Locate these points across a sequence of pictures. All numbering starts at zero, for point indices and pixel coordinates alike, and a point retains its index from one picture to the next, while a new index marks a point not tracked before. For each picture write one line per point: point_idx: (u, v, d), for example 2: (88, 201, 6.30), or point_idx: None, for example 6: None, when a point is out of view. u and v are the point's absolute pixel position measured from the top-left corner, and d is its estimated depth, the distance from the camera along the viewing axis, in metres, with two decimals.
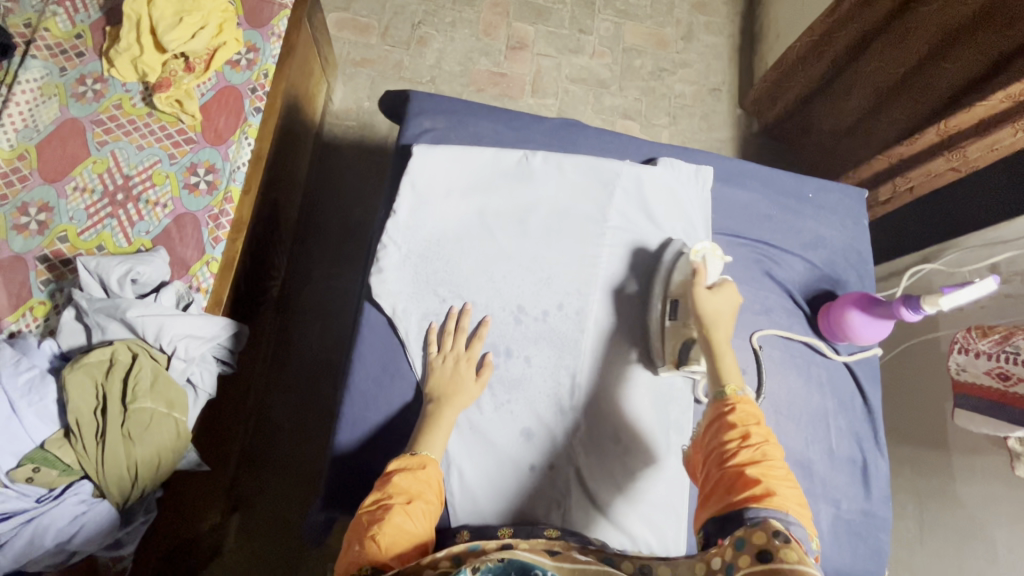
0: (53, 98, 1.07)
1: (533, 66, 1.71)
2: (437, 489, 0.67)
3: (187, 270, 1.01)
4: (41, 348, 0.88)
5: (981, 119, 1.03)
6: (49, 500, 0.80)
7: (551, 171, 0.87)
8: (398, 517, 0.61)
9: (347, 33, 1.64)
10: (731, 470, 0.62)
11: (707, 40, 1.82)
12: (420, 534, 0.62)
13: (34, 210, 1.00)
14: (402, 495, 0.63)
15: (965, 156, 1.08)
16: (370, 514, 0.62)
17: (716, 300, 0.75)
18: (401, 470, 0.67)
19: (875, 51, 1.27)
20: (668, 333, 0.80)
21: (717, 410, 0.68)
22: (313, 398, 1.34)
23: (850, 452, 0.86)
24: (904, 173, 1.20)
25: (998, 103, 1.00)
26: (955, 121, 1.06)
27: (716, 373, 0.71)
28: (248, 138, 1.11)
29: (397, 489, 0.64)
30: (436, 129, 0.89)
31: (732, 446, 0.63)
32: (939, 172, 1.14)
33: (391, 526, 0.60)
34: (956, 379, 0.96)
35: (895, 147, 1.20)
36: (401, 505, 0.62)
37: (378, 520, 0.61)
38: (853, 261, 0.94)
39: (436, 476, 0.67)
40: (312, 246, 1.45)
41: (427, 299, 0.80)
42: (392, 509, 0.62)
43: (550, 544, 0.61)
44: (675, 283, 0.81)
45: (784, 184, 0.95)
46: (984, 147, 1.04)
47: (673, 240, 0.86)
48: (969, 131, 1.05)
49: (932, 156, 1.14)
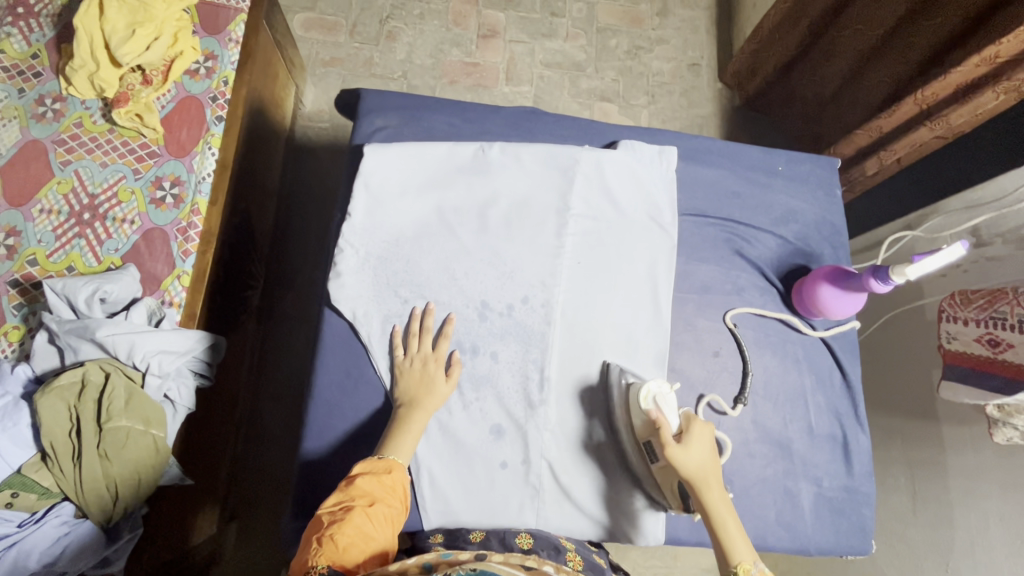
0: (13, 121, 1.06)
1: (506, 54, 1.68)
2: (401, 495, 0.67)
3: (159, 285, 1.00)
4: (15, 373, 0.88)
5: (960, 85, 1.00)
6: (31, 524, 0.81)
7: (509, 162, 0.85)
8: (358, 520, 0.61)
9: (315, 33, 1.62)
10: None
11: (683, 14, 1.78)
12: (381, 539, 0.62)
13: (2, 235, 1.00)
14: (364, 498, 0.64)
15: (948, 124, 1.05)
16: (331, 514, 0.62)
17: (689, 453, 0.68)
18: (366, 473, 0.66)
19: (851, 15, 1.22)
20: (661, 479, 0.74)
21: None
22: (301, 405, 1.34)
23: (830, 429, 0.84)
24: (888, 147, 1.16)
25: (974, 68, 0.96)
26: (933, 89, 1.02)
27: (722, 553, 0.65)
28: (212, 148, 1.09)
29: (360, 492, 0.64)
30: (389, 127, 0.87)
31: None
32: (924, 142, 1.11)
33: (350, 527, 0.60)
34: (946, 349, 0.94)
35: (875, 120, 1.16)
36: (363, 507, 0.63)
37: (337, 521, 0.61)
38: (826, 233, 0.92)
39: (401, 480, 0.67)
40: (291, 252, 1.44)
41: (389, 300, 0.79)
42: (353, 511, 0.62)
43: (523, 560, 0.61)
44: (639, 430, 0.74)
45: (752, 159, 0.93)
46: (967, 113, 1.01)
47: (612, 366, 0.80)
48: (949, 98, 1.02)
49: (913, 127, 1.10)
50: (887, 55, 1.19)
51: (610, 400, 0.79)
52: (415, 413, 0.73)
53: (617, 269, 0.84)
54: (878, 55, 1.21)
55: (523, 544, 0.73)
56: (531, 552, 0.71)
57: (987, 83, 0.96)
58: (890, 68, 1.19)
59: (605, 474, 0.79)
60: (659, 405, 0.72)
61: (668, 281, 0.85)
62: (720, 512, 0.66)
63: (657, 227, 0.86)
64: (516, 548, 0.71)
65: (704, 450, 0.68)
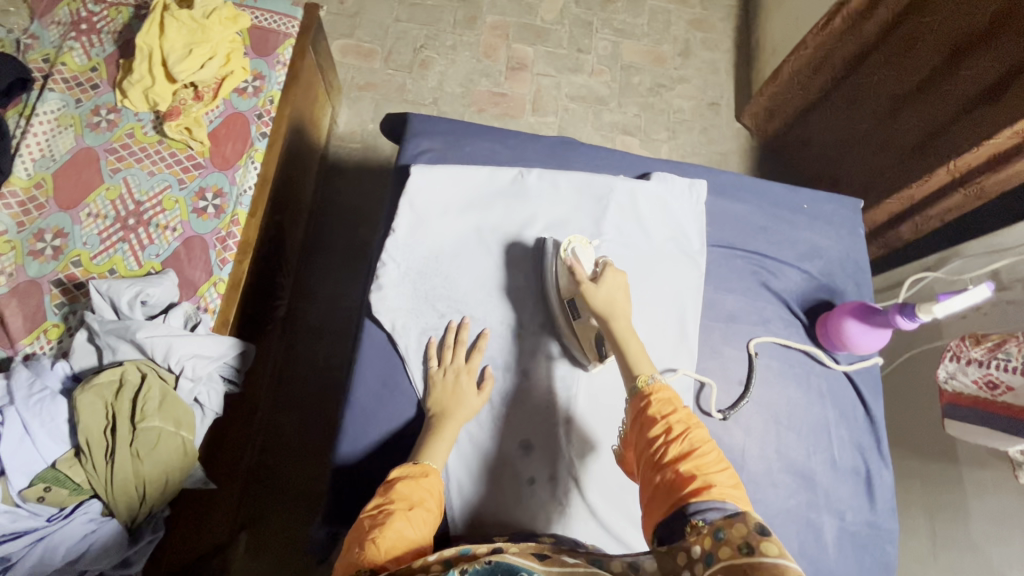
0: (68, 129, 1.11)
1: (533, 86, 1.75)
2: (439, 499, 0.67)
3: (195, 292, 1.03)
4: (53, 369, 0.90)
5: (992, 155, 1.03)
6: (60, 519, 0.82)
7: (545, 188, 0.89)
8: (399, 523, 0.61)
9: (351, 59, 1.69)
10: (670, 472, 0.60)
11: (704, 56, 1.85)
12: (421, 540, 0.62)
13: (50, 236, 1.04)
14: (403, 502, 0.64)
15: (982, 189, 1.08)
16: (372, 517, 0.62)
17: (602, 292, 0.75)
18: (404, 479, 0.67)
19: (878, 62, 1.30)
20: (580, 333, 0.81)
21: (635, 408, 0.67)
22: (319, 416, 1.35)
23: (854, 463, 0.85)
24: (926, 211, 1.19)
25: (1006, 140, 1.00)
26: (965, 159, 1.07)
27: (626, 365, 0.70)
28: (255, 162, 1.14)
29: (400, 495, 0.65)
30: (433, 150, 0.91)
31: (664, 446, 0.62)
32: (958, 205, 1.13)
33: (392, 529, 0.60)
34: (947, 388, 0.97)
35: (907, 188, 1.21)
36: (403, 511, 0.63)
37: (379, 524, 0.61)
38: (850, 270, 0.94)
39: (437, 486, 0.68)
40: (318, 264, 1.48)
41: (426, 314, 0.82)
42: (393, 514, 0.62)
43: (542, 548, 0.60)
44: (563, 288, 0.81)
45: (779, 197, 0.96)
46: (1000, 180, 1.04)
47: (547, 240, 0.86)
48: (981, 166, 1.06)
49: (948, 193, 1.14)
50: (914, 106, 1.22)
51: (539, 263, 0.86)
52: (449, 423, 0.74)
53: (519, 282, 0.86)
54: (903, 106, 1.25)
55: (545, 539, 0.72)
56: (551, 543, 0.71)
57: (1018, 153, 0.99)
58: (917, 118, 1.22)
59: (602, 415, 0.84)
60: (578, 256, 0.80)
61: (695, 311, 0.87)
62: (626, 335, 0.73)
63: (686, 256, 0.89)
64: (539, 539, 0.72)
65: (614, 290, 0.76)
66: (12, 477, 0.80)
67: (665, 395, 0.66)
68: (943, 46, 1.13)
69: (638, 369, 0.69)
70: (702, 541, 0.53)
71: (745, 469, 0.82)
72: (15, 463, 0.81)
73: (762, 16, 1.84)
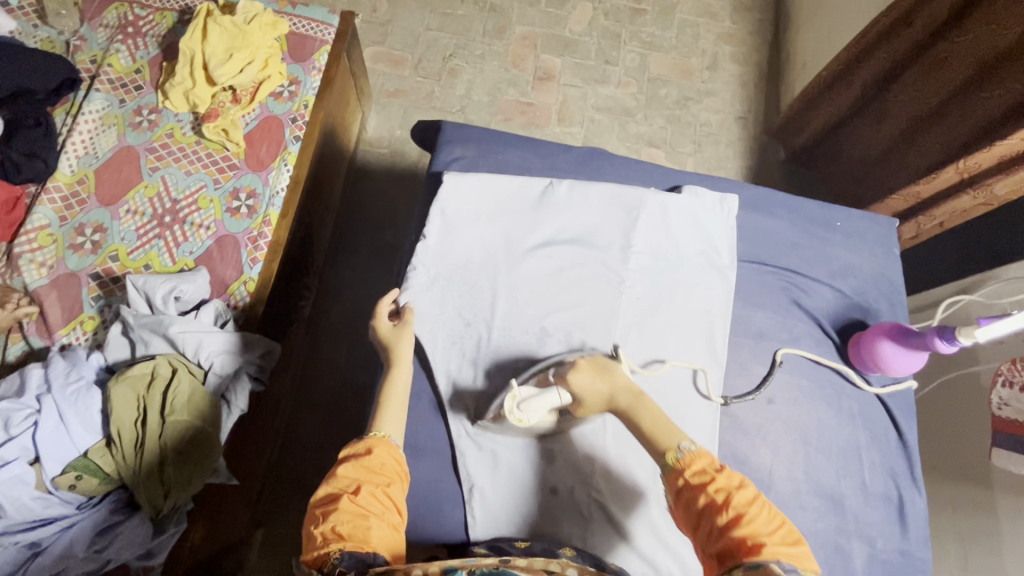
0: (112, 128, 1.15)
1: (560, 96, 1.76)
2: (392, 468, 0.67)
3: (226, 289, 1.06)
4: (88, 360, 0.93)
5: (1003, 157, 1.07)
6: (88, 508, 0.85)
7: (575, 198, 0.89)
8: (351, 508, 0.61)
9: (382, 65, 1.72)
10: (724, 544, 0.58)
11: (733, 70, 1.84)
12: (379, 512, 0.63)
13: (90, 231, 1.07)
14: (351, 485, 0.63)
15: (991, 192, 1.12)
16: (323, 505, 0.62)
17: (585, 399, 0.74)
18: (349, 456, 0.66)
19: (909, 80, 1.27)
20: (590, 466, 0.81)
21: (674, 479, 0.64)
22: (338, 416, 1.36)
23: (886, 488, 0.83)
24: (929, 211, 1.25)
25: (1017, 143, 1.03)
26: (975, 161, 1.11)
27: (653, 442, 0.68)
28: (288, 164, 1.16)
29: (347, 480, 0.64)
30: (465, 157, 0.93)
31: (711, 516, 0.59)
32: (968, 208, 1.19)
33: (344, 516, 0.61)
34: (998, 415, 0.97)
35: (914, 186, 1.27)
36: (351, 494, 0.62)
37: (331, 511, 0.61)
38: (884, 290, 0.92)
39: (385, 457, 0.67)
40: (341, 266, 1.49)
41: (453, 321, 0.83)
42: (342, 501, 0.62)
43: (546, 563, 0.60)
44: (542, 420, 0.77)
45: (812, 213, 0.95)
46: (1010, 184, 1.08)
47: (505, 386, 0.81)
48: (992, 169, 1.10)
49: (958, 192, 1.18)
50: (939, 121, 1.21)
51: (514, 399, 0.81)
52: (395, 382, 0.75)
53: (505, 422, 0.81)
54: (927, 122, 1.25)
55: (563, 548, 0.72)
56: (574, 558, 0.71)
57: None
58: (939, 136, 1.21)
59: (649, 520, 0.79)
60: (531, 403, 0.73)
61: (724, 324, 0.86)
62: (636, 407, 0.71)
63: (716, 269, 0.89)
64: (560, 554, 0.71)
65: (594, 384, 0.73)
66: (47, 463, 0.81)
67: (703, 461, 0.63)
68: (966, 64, 1.12)
69: (666, 442, 0.67)
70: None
71: (772, 490, 0.80)
72: (49, 450, 0.82)
73: (794, 31, 1.82)
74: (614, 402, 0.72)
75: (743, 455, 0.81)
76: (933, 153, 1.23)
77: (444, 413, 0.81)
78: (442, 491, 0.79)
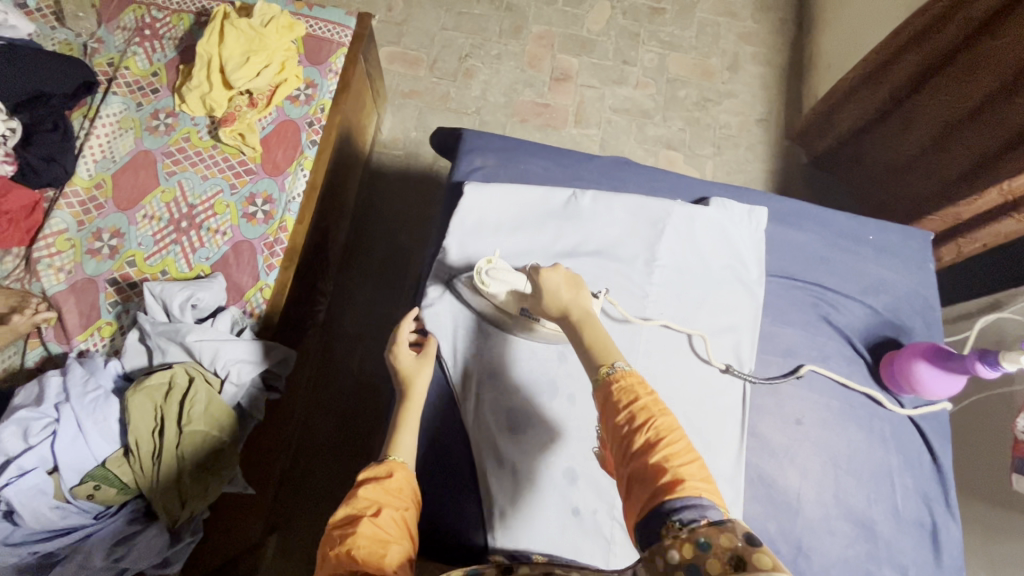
0: (129, 131, 1.15)
1: (576, 97, 1.73)
2: (408, 495, 0.66)
3: (242, 295, 1.05)
4: (107, 367, 0.93)
5: None
6: (107, 517, 0.84)
7: (600, 210, 0.88)
8: (369, 530, 0.59)
9: (397, 66, 1.70)
10: (641, 465, 0.54)
11: (754, 70, 1.80)
12: (397, 538, 0.60)
13: (107, 236, 1.07)
14: (371, 506, 0.62)
15: None
16: (341, 528, 0.60)
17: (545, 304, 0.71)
18: (368, 480, 0.66)
19: (942, 83, 1.23)
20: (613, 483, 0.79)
21: (601, 396, 0.59)
22: (352, 421, 1.36)
23: (919, 514, 0.80)
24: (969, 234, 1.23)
25: None
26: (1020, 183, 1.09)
27: (590, 357, 0.63)
28: (304, 169, 1.15)
29: (366, 500, 0.63)
30: (486, 166, 0.91)
31: (632, 434, 0.55)
32: (1008, 231, 1.17)
33: (363, 536, 0.58)
34: None
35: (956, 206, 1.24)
36: (371, 515, 0.61)
37: (348, 534, 0.59)
38: (918, 307, 0.90)
39: (404, 482, 0.67)
40: (357, 270, 1.49)
41: (477, 334, 0.84)
42: (362, 521, 0.60)
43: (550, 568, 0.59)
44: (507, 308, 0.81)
45: (842, 226, 0.94)
46: None
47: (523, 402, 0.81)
48: None
49: (1000, 215, 1.16)
50: (971, 127, 1.18)
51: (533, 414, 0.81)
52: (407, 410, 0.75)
53: (526, 435, 0.80)
54: (961, 128, 1.20)
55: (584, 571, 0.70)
56: None
57: None
58: (972, 142, 1.18)
59: None
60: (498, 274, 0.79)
61: (751, 341, 0.84)
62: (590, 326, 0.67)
63: (742, 284, 0.86)
64: None
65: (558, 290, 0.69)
66: (64, 474, 0.82)
67: (633, 379, 0.59)
68: (1003, 68, 1.08)
69: (602, 357, 0.62)
70: (682, 546, 0.48)
71: (800, 514, 0.77)
72: (68, 460, 0.82)
73: (818, 30, 1.78)
74: (569, 310, 0.69)
75: (771, 478, 0.79)
76: (964, 159, 1.21)
77: (466, 421, 0.80)
78: (463, 509, 0.78)
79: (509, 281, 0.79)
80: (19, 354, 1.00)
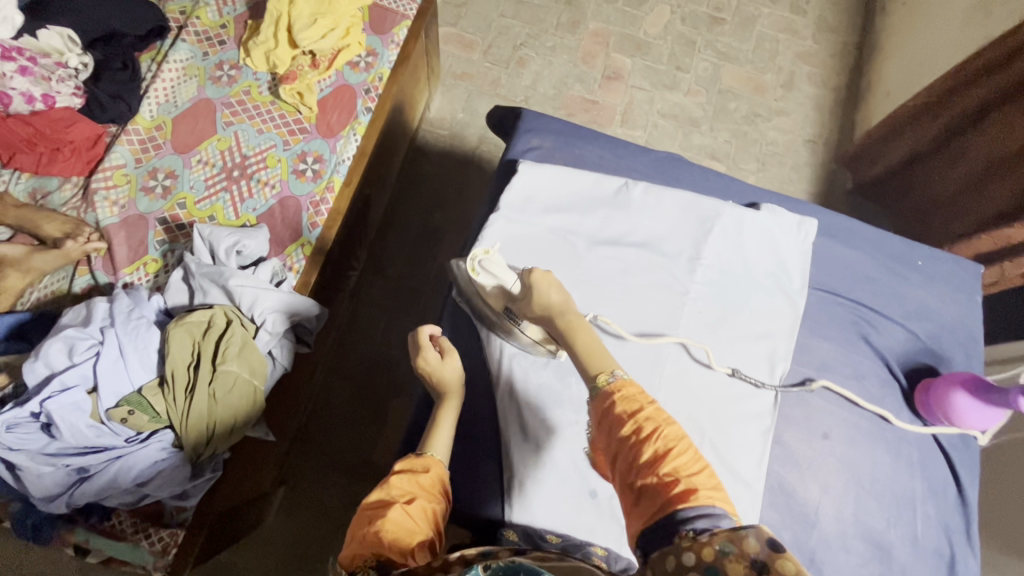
0: (193, 79, 1.18)
1: (625, 98, 1.73)
2: (439, 492, 0.66)
3: (284, 249, 1.08)
4: (150, 301, 0.96)
5: None
6: (136, 442, 0.86)
7: (650, 203, 0.89)
8: (399, 517, 0.60)
9: (453, 47, 1.72)
10: (650, 477, 0.54)
11: (808, 91, 1.78)
12: (425, 531, 0.61)
13: (162, 175, 1.10)
14: (403, 495, 0.63)
15: None
16: (373, 509, 0.62)
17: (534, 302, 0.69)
18: (404, 471, 0.67)
19: (1002, 119, 1.20)
20: None
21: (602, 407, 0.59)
22: (370, 387, 1.38)
23: (938, 543, 0.79)
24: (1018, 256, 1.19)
25: None
26: None
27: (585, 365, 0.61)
28: (356, 134, 1.18)
29: (398, 489, 0.64)
30: (542, 148, 0.93)
31: (638, 444, 0.55)
32: None
33: (391, 522, 0.59)
34: None
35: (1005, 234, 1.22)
36: (401, 504, 0.62)
37: (378, 516, 0.61)
38: (961, 339, 0.89)
39: (436, 480, 0.67)
40: (391, 241, 1.51)
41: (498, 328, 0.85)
42: (392, 507, 0.61)
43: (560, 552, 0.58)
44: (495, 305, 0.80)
45: (893, 249, 0.93)
46: None
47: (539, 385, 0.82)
48: None
49: None
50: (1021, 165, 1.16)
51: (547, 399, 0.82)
52: (449, 404, 0.78)
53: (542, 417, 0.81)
54: (1010, 165, 1.19)
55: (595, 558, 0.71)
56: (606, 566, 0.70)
57: None
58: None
59: None
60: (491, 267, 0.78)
61: (786, 350, 0.83)
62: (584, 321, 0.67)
63: (784, 293, 0.86)
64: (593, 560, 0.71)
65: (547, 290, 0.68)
66: (103, 395, 0.85)
67: (633, 388, 0.59)
68: None
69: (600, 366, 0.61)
70: (702, 551, 0.47)
71: (817, 527, 0.77)
72: (107, 382, 0.85)
73: (878, 58, 1.75)
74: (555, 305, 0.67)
75: (792, 489, 0.78)
76: (1009, 195, 1.20)
77: (496, 394, 0.82)
78: (482, 477, 0.80)
79: (499, 275, 0.78)
80: (67, 279, 1.03)
